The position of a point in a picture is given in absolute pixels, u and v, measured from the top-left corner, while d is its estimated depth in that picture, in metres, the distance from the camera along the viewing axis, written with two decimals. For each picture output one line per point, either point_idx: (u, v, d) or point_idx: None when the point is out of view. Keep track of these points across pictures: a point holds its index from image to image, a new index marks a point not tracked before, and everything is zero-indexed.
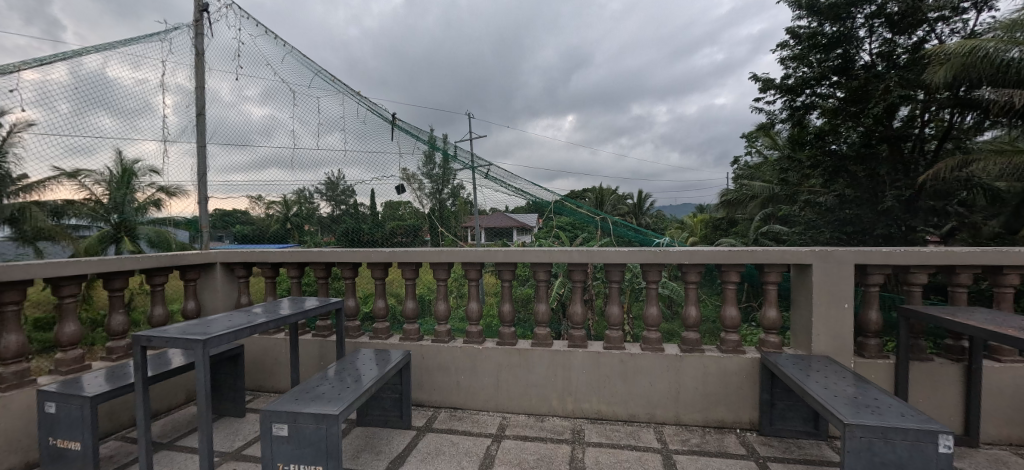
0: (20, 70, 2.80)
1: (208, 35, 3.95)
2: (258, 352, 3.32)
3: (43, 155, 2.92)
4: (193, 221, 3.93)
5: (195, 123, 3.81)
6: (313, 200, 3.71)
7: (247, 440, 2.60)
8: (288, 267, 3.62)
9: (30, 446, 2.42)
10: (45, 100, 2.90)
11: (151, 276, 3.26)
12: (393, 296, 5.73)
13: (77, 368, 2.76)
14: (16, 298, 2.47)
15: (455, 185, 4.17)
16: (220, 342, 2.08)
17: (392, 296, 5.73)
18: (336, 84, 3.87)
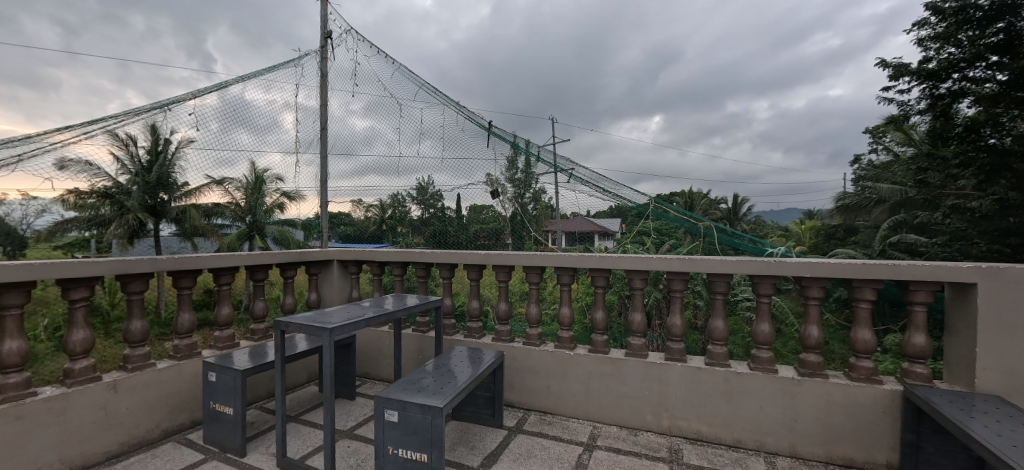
0: (186, 100, 3.56)
1: (330, 58, 4.49)
2: (365, 343, 3.66)
3: (199, 164, 3.87)
4: (315, 222, 4.43)
5: (320, 138, 4.33)
6: (407, 203, 4.04)
7: (358, 421, 2.87)
8: (392, 266, 3.96)
9: (195, 407, 2.92)
10: (201, 122, 3.73)
11: (284, 269, 3.76)
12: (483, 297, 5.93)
13: (229, 344, 3.26)
14: (189, 284, 3.02)
15: (536, 190, 3.78)
16: (342, 331, 2.32)
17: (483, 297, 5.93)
18: (437, 95, 4.05)
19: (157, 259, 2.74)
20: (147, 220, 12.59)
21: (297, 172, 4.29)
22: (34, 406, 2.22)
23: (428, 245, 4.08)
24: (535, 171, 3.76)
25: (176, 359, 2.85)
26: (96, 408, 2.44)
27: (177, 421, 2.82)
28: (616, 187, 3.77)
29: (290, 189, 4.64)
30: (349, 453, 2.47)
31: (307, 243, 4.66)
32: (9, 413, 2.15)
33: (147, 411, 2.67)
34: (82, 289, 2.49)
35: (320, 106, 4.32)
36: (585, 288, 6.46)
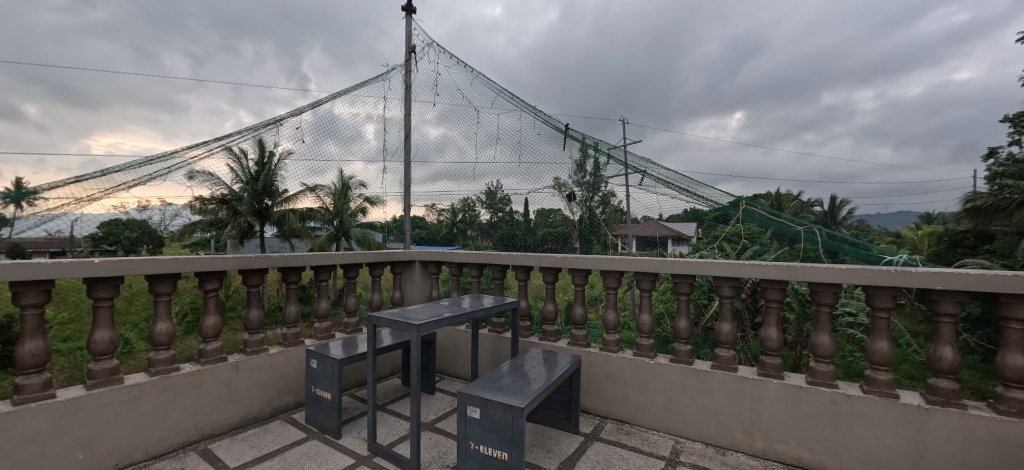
0: (289, 117, 3.81)
1: (414, 71, 4.74)
2: (445, 341, 3.82)
3: (295, 174, 4.07)
4: (398, 224, 4.69)
5: (404, 146, 4.62)
6: (476, 207, 4.16)
7: (439, 415, 3.00)
8: (470, 267, 4.14)
9: (299, 390, 3.25)
10: (297, 136, 3.95)
11: (373, 267, 4.05)
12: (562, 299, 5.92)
13: (327, 335, 3.58)
14: (295, 279, 3.38)
15: (606, 192, 3.60)
16: (427, 328, 2.45)
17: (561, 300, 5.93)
18: (515, 101, 4.06)
19: (271, 257, 3.13)
20: (253, 223, 14.25)
21: (386, 179, 4.55)
22: (177, 380, 2.62)
23: (497, 249, 4.09)
24: (603, 173, 3.59)
25: (284, 346, 3.20)
26: (221, 385, 2.81)
27: (284, 401, 3.15)
28: (696, 186, 3.45)
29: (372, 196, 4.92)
30: (432, 445, 2.59)
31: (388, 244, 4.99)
32: (160, 384, 2.56)
33: (261, 390, 3.01)
34: (214, 281, 2.90)
35: (405, 117, 4.62)
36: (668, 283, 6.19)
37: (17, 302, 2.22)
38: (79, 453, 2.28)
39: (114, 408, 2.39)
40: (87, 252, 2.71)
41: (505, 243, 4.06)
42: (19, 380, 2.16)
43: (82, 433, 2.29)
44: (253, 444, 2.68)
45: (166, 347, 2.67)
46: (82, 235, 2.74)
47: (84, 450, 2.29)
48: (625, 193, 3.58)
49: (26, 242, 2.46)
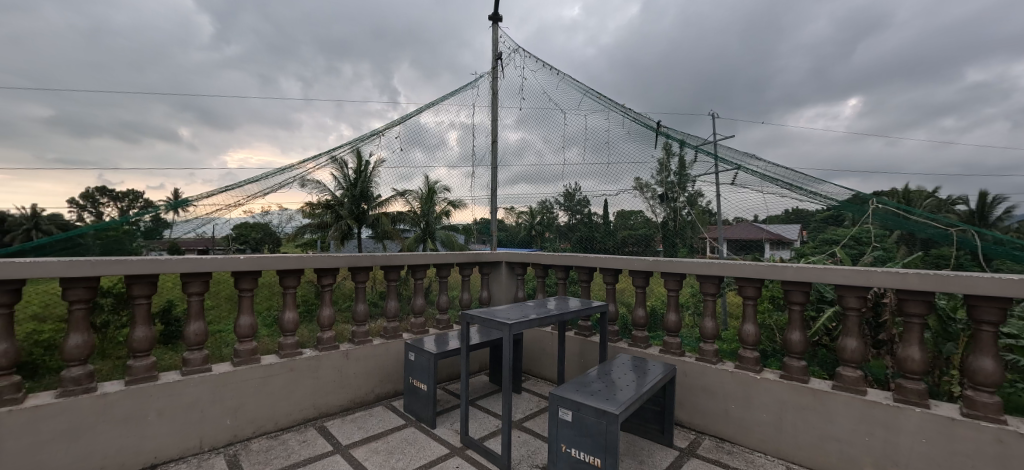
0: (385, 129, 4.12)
1: (501, 77, 4.84)
2: (530, 342, 3.87)
3: (385, 181, 4.27)
4: (485, 225, 4.73)
5: (491, 150, 4.73)
6: (554, 210, 4.20)
7: (527, 414, 3.04)
8: (557, 269, 4.18)
9: (397, 379, 3.51)
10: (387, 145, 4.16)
11: (463, 267, 4.24)
12: (654, 298, 5.64)
13: (421, 330, 3.81)
14: (395, 276, 3.66)
15: (692, 193, 3.40)
16: (519, 327, 2.50)
17: (654, 299, 5.64)
18: (603, 100, 3.97)
19: (376, 256, 3.42)
20: (353, 225, 15.72)
21: (475, 181, 4.61)
22: (300, 363, 2.97)
23: (575, 251, 4.12)
24: (690, 172, 3.42)
25: (385, 338, 3.47)
26: (334, 371, 3.13)
27: (385, 389, 3.42)
28: (814, 183, 3.08)
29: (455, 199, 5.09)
30: (520, 443, 2.63)
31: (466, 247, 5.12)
32: (287, 365, 2.92)
33: (366, 378, 3.30)
34: (329, 276, 3.26)
35: (492, 122, 4.76)
36: (775, 292, 5.60)
37: (186, 290, 2.69)
38: (226, 420, 2.69)
39: (253, 384, 2.79)
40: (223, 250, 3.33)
41: (584, 246, 4.08)
42: (187, 354, 2.62)
43: (229, 403, 2.70)
44: (360, 426, 2.95)
45: (292, 334, 3.05)
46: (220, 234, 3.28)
47: (230, 417, 2.70)
48: (713, 193, 3.35)
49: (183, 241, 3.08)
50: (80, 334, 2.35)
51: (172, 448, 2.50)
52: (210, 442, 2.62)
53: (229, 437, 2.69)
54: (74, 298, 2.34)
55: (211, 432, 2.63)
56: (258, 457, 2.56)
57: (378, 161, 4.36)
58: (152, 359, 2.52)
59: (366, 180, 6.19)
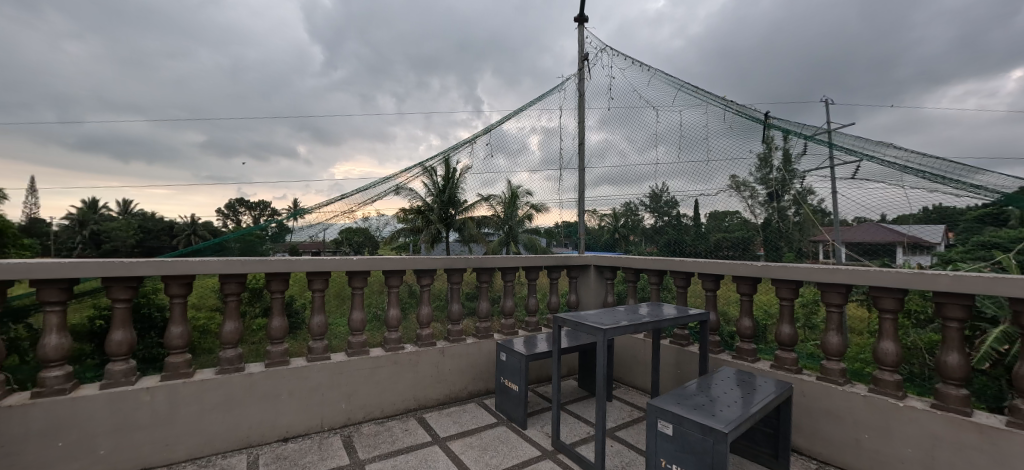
0: (474, 138, 4.31)
1: (588, 78, 4.76)
2: (622, 349, 3.76)
3: (472, 188, 4.49)
4: (571, 228, 4.63)
5: (578, 153, 4.61)
6: (639, 212, 4.04)
7: (619, 423, 2.95)
8: (650, 273, 4.00)
9: (489, 378, 3.62)
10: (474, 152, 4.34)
11: (551, 271, 4.25)
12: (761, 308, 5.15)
13: (511, 331, 3.90)
14: (487, 279, 3.79)
15: (800, 190, 2.99)
16: (614, 332, 2.42)
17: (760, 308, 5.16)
18: (700, 94, 3.73)
19: (469, 258, 3.57)
20: (442, 229, 16.62)
21: (563, 185, 4.54)
22: (403, 357, 3.21)
23: (662, 255, 3.96)
24: (797, 167, 3.06)
25: (478, 338, 3.60)
26: (431, 366, 3.33)
27: (477, 387, 3.55)
28: (969, 175, 2.63)
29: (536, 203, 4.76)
30: (614, 453, 2.56)
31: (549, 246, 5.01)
32: (392, 358, 3.17)
33: (460, 375, 3.46)
34: (427, 277, 3.48)
35: (578, 124, 4.70)
36: (921, 305, 4.77)
37: (311, 286, 3.07)
38: (342, 404, 2.99)
39: (363, 373, 3.07)
40: (332, 253, 3.67)
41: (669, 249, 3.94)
42: (312, 343, 2.99)
43: (344, 389, 3.00)
44: (456, 420, 3.10)
45: (396, 329, 3.31)
46: (330, 239, 3.67)
47: (345, 402, 3.00)
48: (828, 190, 2.93)
49: (298, 244, 3.50)
50: (233, 322, 2.80)
51: (299, 425, 2.86)
52: (329, 423, 2.95)
53: (345, 419, 3.00)
54: (229, 291, 2.79)
55: (330, 414, 2.95)
56: (368, 440, 2.82)
57: (464, 169, 4.52)
58: (285, 346, 2.90)
59: (455, 187, 6.48)
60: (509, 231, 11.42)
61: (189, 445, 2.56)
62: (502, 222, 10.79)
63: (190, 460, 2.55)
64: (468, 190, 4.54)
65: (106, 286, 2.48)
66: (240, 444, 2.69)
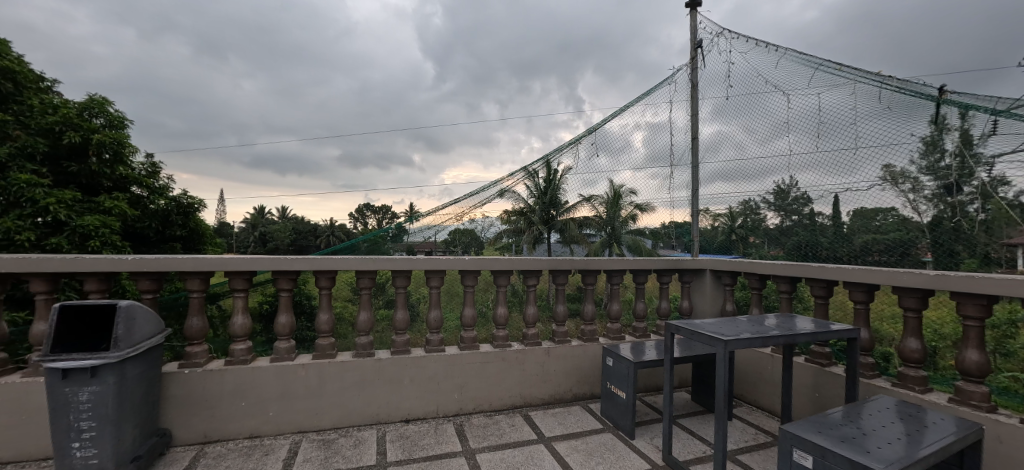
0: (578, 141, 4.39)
1: (701, 67, 4.40)
2: (744, 363, 3.40)
3: (573, 189, 4.48)
4: (682, 229, 4.28)
5: (691, 148, 4.26)
6: (759, 210, 3.63)
7: (741, 446, 2.67)
8: (779, 280, 3.44)
9: (594, 383, 3.56)
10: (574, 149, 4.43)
11: (661, 275, 3.98)
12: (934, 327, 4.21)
13: (618, 336, 3.76)
14: (592, 281, 3.71)
15: (988, 180, 2.56)
16: (738, 345, 2.20)
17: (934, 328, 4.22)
18: (845, 72, 3.27)
19: (574, 259, 3.54)
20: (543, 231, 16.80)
21: (673, 183, 4.21)
22: (510, 354, 3.33)
23: (789, 259, 3.49)
24: (982, 151, 2.61)
25: (583, 340, 3.57)
26: (537, 366, 3.39)
27: (582, 391, 3.51)
28: None
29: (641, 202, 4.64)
30: None
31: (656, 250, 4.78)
32: (500, 355, 3.31)
33: (565, 376, 3.46)
34: (533, 278, 3.53)
35: (690, 117, 4.32)
36: None
37: (429, 283, 3.33)
38: (455, 395, 3.21)
39: (474, 367, 3.25)
40: (442, 252, 4.01)
41: (799, 253, 3.43)
42: (429, 336, 3.26)
43: (457, 381, 3.21)
44: (561, 421, 3.11)
45: (503, 327, 3.43)
46: (439, 239, 4.03)
47: (457, 393, 3.21)
48: None
49: (415, 244, 3.81)
50: (367, 312, 3.19)
51: (419, 409, 3.14)
52: (444, 410, 3.18)
53: (457, 409, 3.21)
54: (363, 285, 3.17)
55: (444, 402, 3.18)
56: (478, 431, 2.97)
57: (564, 170, 4.58)
58: (407, 336, 3.21)
59: (557, 188, 6.47)
60: (611, 232, 11.03)
61: (332, 416, 2.97)
62: (605, 223, 10.44)
63: (334, 429, 2.97)
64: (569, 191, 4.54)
65: (275, 278, 3.00)
66: (371, 420, 3.05)
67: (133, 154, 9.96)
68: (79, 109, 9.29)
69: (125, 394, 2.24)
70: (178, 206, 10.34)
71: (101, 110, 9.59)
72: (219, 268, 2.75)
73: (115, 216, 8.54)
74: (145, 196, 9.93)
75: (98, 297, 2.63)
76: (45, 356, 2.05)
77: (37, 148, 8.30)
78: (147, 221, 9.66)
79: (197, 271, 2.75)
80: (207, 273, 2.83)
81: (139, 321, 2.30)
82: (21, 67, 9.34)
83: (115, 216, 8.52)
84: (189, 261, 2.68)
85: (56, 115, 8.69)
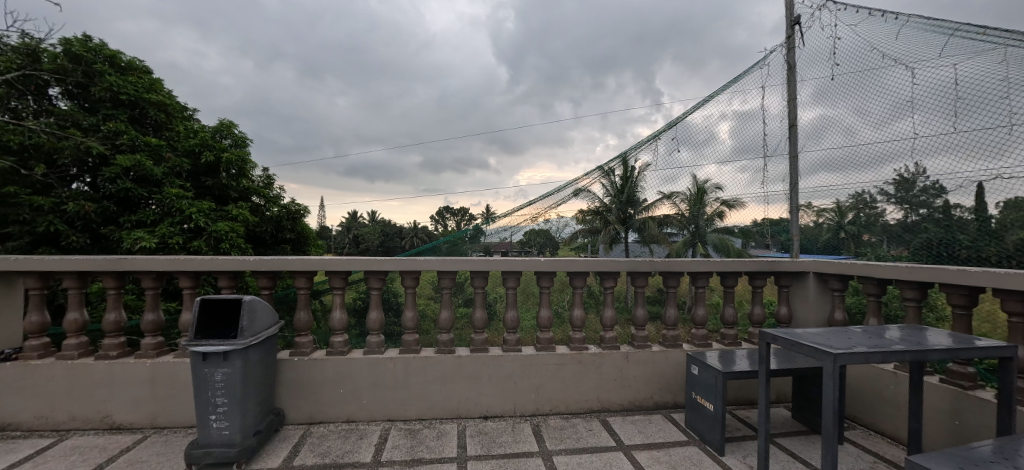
0: (657, 137, 4.23)
1: (799, 45, 3.95)
2: (858, 380, 2.98)
3: (651, 186, 4.28)
4: (780, 227, 3.87)
5: (790, 137, 3.84)
6: (876, 204, 3.26)
7: None
8: (903, 285, 2.93)
9: (677, 392, 3.36)
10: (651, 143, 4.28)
11: (753, 278, 3.57)
12: None
13: (704, 343, 3.51)
14: (674, 284, 3.50)
15: None
16: (850, 359, 1.94)
17: None
18: (990, 38, 2.91)
19: (655, 260, 3.37)
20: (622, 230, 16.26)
21: (767, 176, 3.85)
22: (587, 357, 3.27)
23: (914, 260, 3.07)
24: None
25: (665, 346, 3.40)
26: (615, 370, 3.29)
27: (664, 398, 3.34)
28: None
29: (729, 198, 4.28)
30: None
31: (748, 250, 4.39)
32: (576, 357, 3.27)
33: (645, 382, 3.32)
34: (611, 279, 3.43)
35: (787, 102, 3.90)
36: None
37: (506, 283, 3.38)
38: (532, 395, 3.23)
39: (550, 368, 3.25)
40: (517, 253, 4.13)
41: (930, 253, 3.02)
42: (506, 335, 3.32)
43: (534, 381, 3.24)
44: (641, 429, 2.99)
45: (580, 329, 3.38)
46: (514, 240, 4.10)
47: (534, 393, 3.23)
48: None
49: (490, 245, 4.01)
50: (447, 311, 3.34)
51: (497, 407, 3.21)
52: (520, 409, 3.22)
53: (534, 409, 3.23)
54: (444, 284, 3.32)
55: (521, 401, 3.22)
56: (555, 433, 2.96)
57: (642, 167, 4.42)
58: (485, 335, 3.31)
59: (635, 185, 6.23)
60: (695, 231, 10.34)
61: (417, 408, 3.16)
62: (687, 221, 9.83)
63: (419, 420, 3.16)
64: (647, 187, 4.34)
65: (367, 277, 3.26)
66: (452, 414, 3.18)
67: (253, 168, 11.48)
68: (213, 132, 10.94)
69: (249, 376, 2.58)
70: (288, 212, 11.72)
71: (228, 132, 11.20)
72: (321, 268, 3.06)
73: (240, 222, 9.91)
74: (262, 204, 11.39)
75: (229, 292, 3.08)
76: (190, 340, 2.42)
77: (183, 166, 9.91)
78: (265, 226, 11.08)
79: (302, 270, 3.08)
80: (311, 272, 3.16)
81: (260, 313, 2.65)
82: (171, 100, 11.23)
83: (240, 222, 9.89)
84: (297, 261, 3.02)
85: (196, 138, 10.31)
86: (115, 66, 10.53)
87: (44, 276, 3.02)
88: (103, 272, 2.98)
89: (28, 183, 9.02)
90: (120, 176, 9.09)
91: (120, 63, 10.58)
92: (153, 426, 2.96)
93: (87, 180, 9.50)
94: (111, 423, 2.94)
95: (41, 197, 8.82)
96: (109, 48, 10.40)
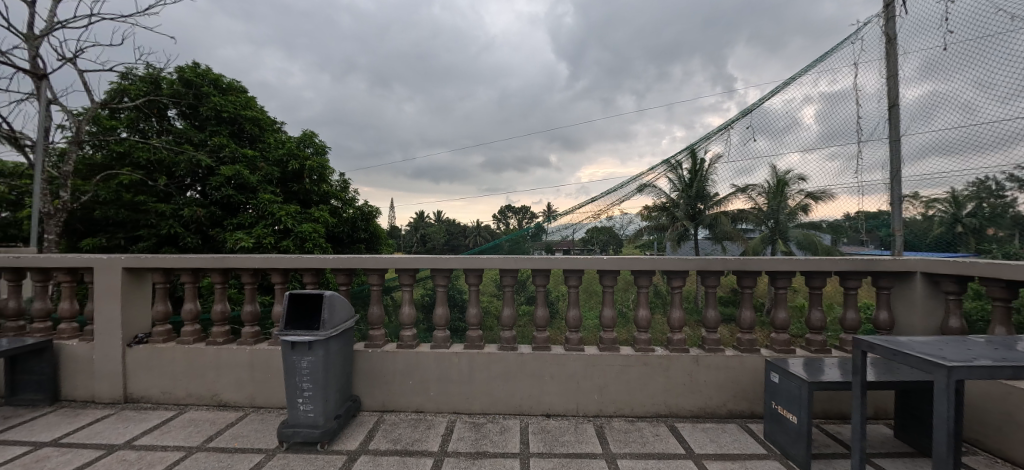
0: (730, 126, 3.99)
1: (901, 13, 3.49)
2: (978, 399, 2.58)
3: (723, 178, 4.04)
4: (881, 222, 3.44)
5: (891, 119, 3.38)
6: (1005, 192, 3.06)
7: None
8: None
9: (754, 401, 3.12)
10: (723, 132, 4.07)
11: (845, 279, 3.19)
12: None
13: (786, 349, 3.22)
14: (750, 284, 3.25)
15: None
16: (970, 373, 1.68)
17: None
18: None
19: (728, 259, 3.15)
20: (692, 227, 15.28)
21: (861, 164, 3.48)
22: (653, 359, 3.15)
23: None
24: None
25: (740, 350, 3.17)
26: (684, 374, 3.14)
27: (739, 407, 3.12)
28: None
29: (814, 190, 3.90)
30: None
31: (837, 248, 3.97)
32: (642, 359, 3.16)
33: (717, 388, 3.13)
34: (679, 278, 3.26)
35: (885, 78, 3.48)
36: None
37: (568, 282, 3.34)
38: (595, 395, 3.18)
39: (614, 369, 3.18)
40: (579, 251, 4.07)
41: None
42: (568, 334, 3.29)
43: (598, 382, 3.18)
44: (714, 438, 2.82)
45: (646, 330, 3.26)
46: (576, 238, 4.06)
47: (597, 394, 3.18)
48: None
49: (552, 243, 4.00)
50: (510, 308, 3.39)
51: (559, 406, 3.20)
52: (584, 409, 3.18)
53: (597, 409, 3.17)
54: (506, 283, 3.36)
55: (584, 401, 3.18)
56: (620, 436, 2.88)
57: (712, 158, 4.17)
58: (547, 333, 3.31)
59: (705, 179, 5.86)
60: (777, 226, 9.47)
61: (481, 403, 3.24)
62: (765, 217, 9.01)
63: (483, 414, 3.23)
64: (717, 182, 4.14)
65: (434, 274, 3.38)
66: (515, 411, 3.22)
67: (332, 173, 12.43)
68: (298, 141, 12.03)
69: (331, 365, 2.81)
70: (362, 213, 12.53)
71: (311, 141, 12.23)
72: (391, 266, 3.25)
73: (321, 223, 10.79)
74: (340, 207, 12.28)
75: (313, 287, 3.36)
76: (281, 331, 2.68)
77: (274, 174, 11.00)
78: (342, 227, 11.93)
79: (375, 268, 3.28)
80: (382, 270, 3.36)
81: (338, 307, 2.86)
82: (263, 115, 12.50)
83: (321, 223, 10.76)
84: (371, 260, 3.23)
85: (284, 148, 11.43)
86: (218, 88, 11.94)
87: (166, 271, 3.49)
88: (210, 269, 3.40)
89: (154, 192, 10.51)
90: (224, 184, 10.29)
91: (222, 85, 11.98)
92: (252, 405, 3.33)
93: (198, 188, 10.87)
94: (219, 401, 3.35)
95: (164, 204, 10.26)
96: (214, 72, 11.82)
